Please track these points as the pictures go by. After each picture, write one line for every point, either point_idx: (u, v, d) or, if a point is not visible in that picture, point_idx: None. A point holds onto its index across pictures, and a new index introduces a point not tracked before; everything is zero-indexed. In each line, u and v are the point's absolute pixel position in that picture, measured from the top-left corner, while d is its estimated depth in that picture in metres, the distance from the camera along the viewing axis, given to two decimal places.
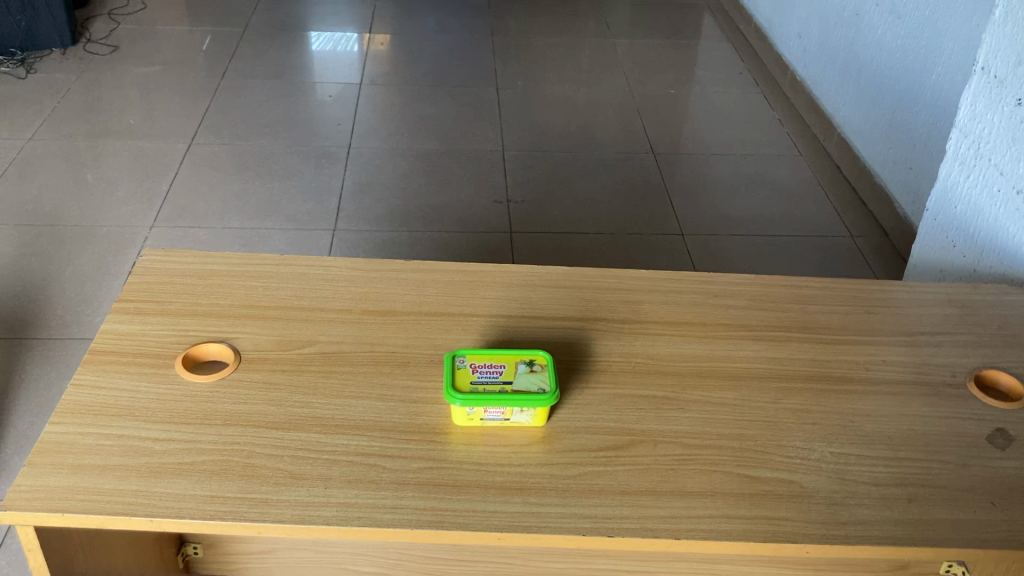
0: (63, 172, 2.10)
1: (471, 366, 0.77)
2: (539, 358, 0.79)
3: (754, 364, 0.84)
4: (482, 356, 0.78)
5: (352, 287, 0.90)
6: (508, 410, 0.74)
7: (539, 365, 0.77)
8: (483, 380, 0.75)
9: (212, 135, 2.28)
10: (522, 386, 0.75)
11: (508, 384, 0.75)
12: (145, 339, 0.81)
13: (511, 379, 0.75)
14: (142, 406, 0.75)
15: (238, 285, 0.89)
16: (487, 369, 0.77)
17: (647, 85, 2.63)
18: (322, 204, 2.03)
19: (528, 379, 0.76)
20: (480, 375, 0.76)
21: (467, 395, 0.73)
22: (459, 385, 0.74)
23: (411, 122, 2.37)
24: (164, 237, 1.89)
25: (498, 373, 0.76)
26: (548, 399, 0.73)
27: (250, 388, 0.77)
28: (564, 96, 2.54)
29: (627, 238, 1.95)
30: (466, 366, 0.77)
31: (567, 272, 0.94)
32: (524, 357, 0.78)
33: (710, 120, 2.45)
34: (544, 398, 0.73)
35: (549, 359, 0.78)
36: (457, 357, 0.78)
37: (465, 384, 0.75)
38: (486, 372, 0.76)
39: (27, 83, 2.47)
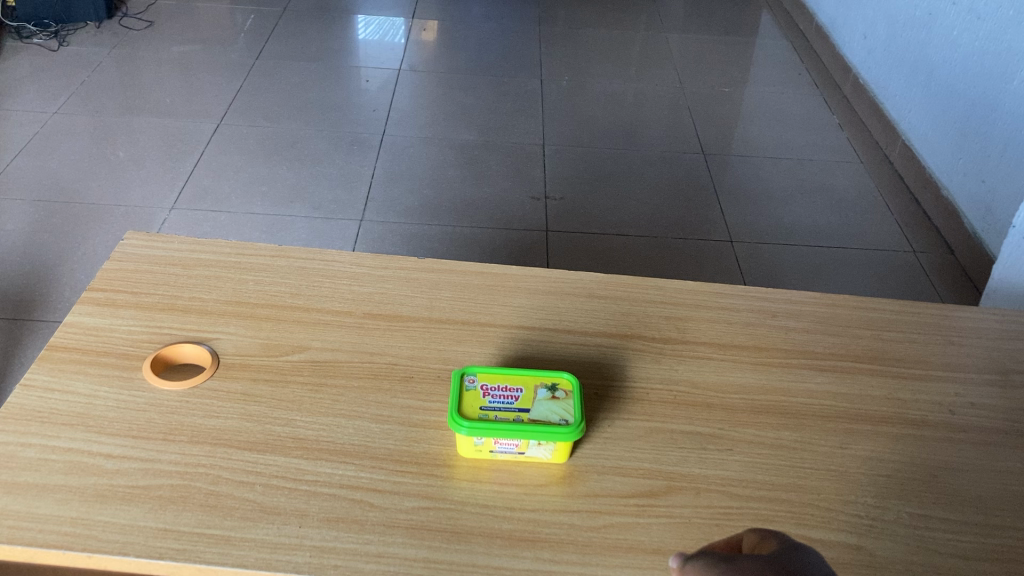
0: (85, 148, 2.02)
1: (482, 388, 0.65)
2: (563, 380, 0.66)
3: (817, 400, 0.71)
4: (496, 375, 0.66)
5: (354, 286, 0.79)
6: (522, 442, 0.62)
7: (563, 389, 0.65)
8: (495, 406, 0.63)
9: (242, 116, 2.19)
10: (541, 417, 0.63)
11: (524, 413, 0.63)
12: (113, 336, 0.71)
13: (527, 407, 0.63)
14: (97, 416, 0.64)
15: (226, 277, 0.78)
16: (499, 392, 0.64)
17: (699, 82, 2.49)
18: (351, 191, 1.93)
19: (548, 407, 0.63)
20: (491, 399, 0.64)
21: (474, 423, 0.61)
22: (466, 411, 0.62)
23: (450, 111, 2.26)
24: (184, 221, 1.80)
25: (513, 398, 0.64)
26: (572, 433, 0.61)
27: (225, 401, 0.66)
28: (611, 90, 2.41)
29: (670, 242, 1.82)
30: (476, 387, 0.65)
31: (603, 279, 0.82)
32: (545, 380, 0.66)
33: (764, 121, 2.31)
34: (566, 432, 0.61)
35: (575, 384, 0.66)
36: (467, 375, 0.66)
37: (472, 409, 0.63)
38: (499, 396, 0.64)
39: (59, 56, 2.40)
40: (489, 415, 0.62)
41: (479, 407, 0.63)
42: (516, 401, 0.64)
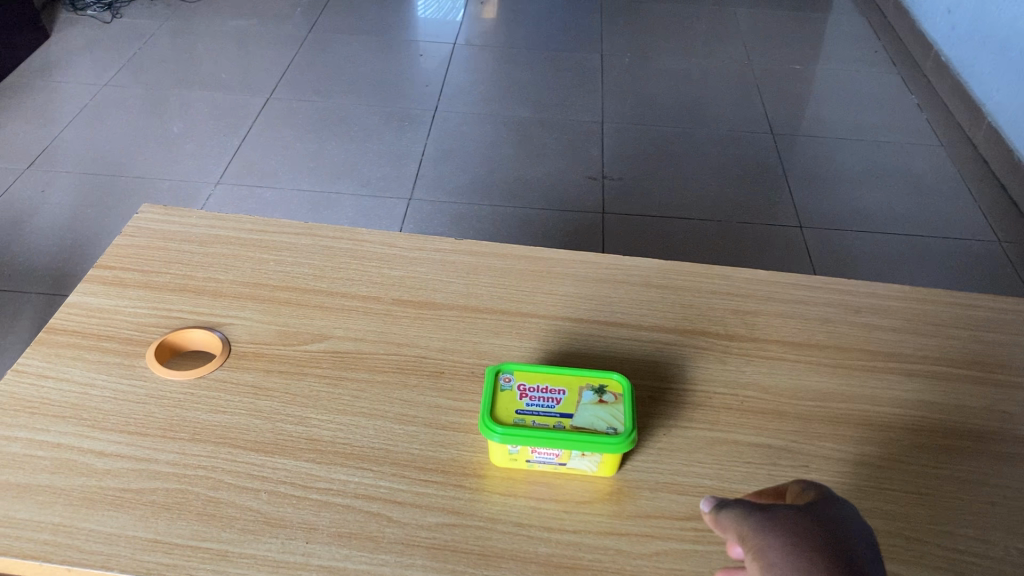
0: (133, 121, 1.99)
1: (519, 389, 0.57)
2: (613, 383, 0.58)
3: (906, 410, 0.61)
4: (536, 374, 0.58)
5: (384, 269, 0.71)
6: (564, 452, 0.54)
7: (612, 393, 0.57)
8: (533, 410, 0.55)
9: (292, 90, 2.13)
10: (586, 424, 0.54)
11: (566, 419, 0.55)
12: (117, 318, 0.64)
13: (571, 413, 0.55)
14: (92, 408, 0.58)
15: (245, 256, 0.71)
16: (538, 394, 0.56)
17: (768, 59, 2.36)
18: (400, 169, 1.86)
19: (594, 413, 0.55)
20: (529, 402, 0.56)
21: (508, 429, 0.53)
22: (500, 415, 0.55)
23: (506, 87, 2.18)
24: (230, 196, 1.76)
25: (555, 401, 0.56)
26: (623, 444, 0.53)
27: (234, 394, 0.60)
28: (674, 67, 2.30)
29: (735, 227, 1.72)
30: (512, 387, 0.57)
31: (661, 266, 0.73)
32: (592, 382, 0.58)
33: (837, 101, 2.18)
34: (614, 442, 0.53)
35: (626, 387, 0.57)
36: (503, 374, 0.58)
37: (506, 413, 0.55)
38: (538, 398, 0.56)
39: (112, 28, 2.37)
40: (525, 421, 0.54)
41: (514, 410, 0.55)
42: (557, 405, 0.55)
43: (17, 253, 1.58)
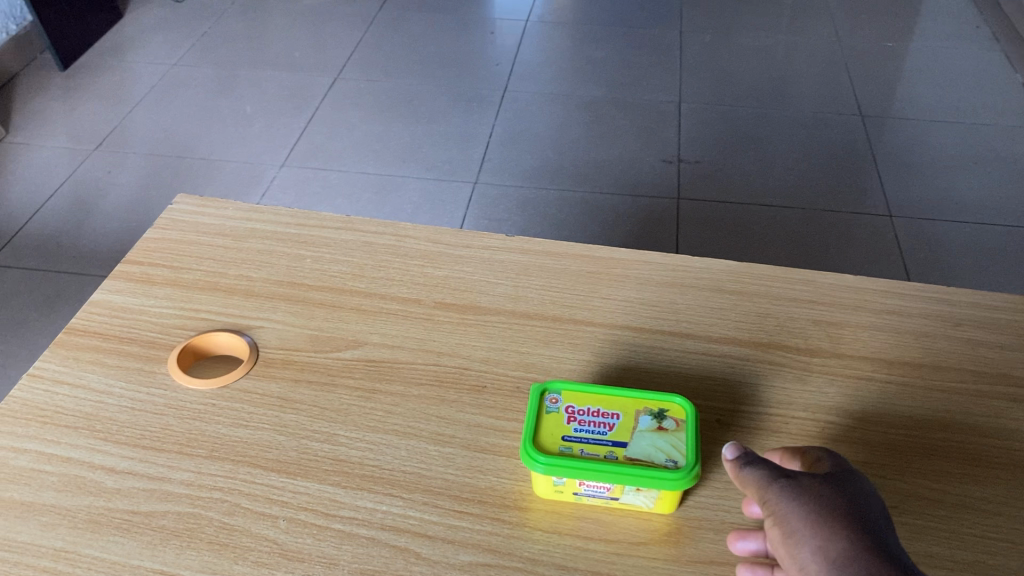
0: (201, 101, 1.97)
1: (567, 411, 0.50)
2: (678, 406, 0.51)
3: (1017, 442, 0.53)
4: (586, 395, 0.52)
5: (427, 268, 0.66)
6: (616, 488, 0.47)
7: (674, 418, 0.50)
8: (582, 436, 0.49)
9: (360, 69, 2.09)
10: (642, 456, 0.48)
11: (619, 449, 0.48)
12: (142, 319, 0.60)
13: (625, 442, 0.49)
14: (106, 419, 0.53)
15: (280, 252, 0.67)
16: (588, 418, 0.50)
17: (859, 35, 2.23)
18: (466, 151, 1.80)
19: (652, 442, 0.49)
20: (578, 427, 0.50)
21: (552, 459, 0.47)
22: (544, 443, 0.49)
23: (579, 65, 2.10)
24: (294, 179, 1.73)
25: (607, 428, 0.50)
26: (684, 482, 0.46)
27: (258, 406, 0.55)
28: (757, 44, 2.19)
29: (818, 215, 1.62)
30: (559, 409, 0.51)
31: (734, 268, 0.66)
32: (651, 405, 0.51)
33: (933, 80, 2.04)
34: (673, 479, 0.46)
35: (689, 412, 0.50)
36: (550, 394, 0.52)
37: (551, 440, 0.49)
38: (588, 423, 0.50)
39: (184, 7, 2.37)
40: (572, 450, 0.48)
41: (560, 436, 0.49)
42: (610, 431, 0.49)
43: (85, 235, 1.59)
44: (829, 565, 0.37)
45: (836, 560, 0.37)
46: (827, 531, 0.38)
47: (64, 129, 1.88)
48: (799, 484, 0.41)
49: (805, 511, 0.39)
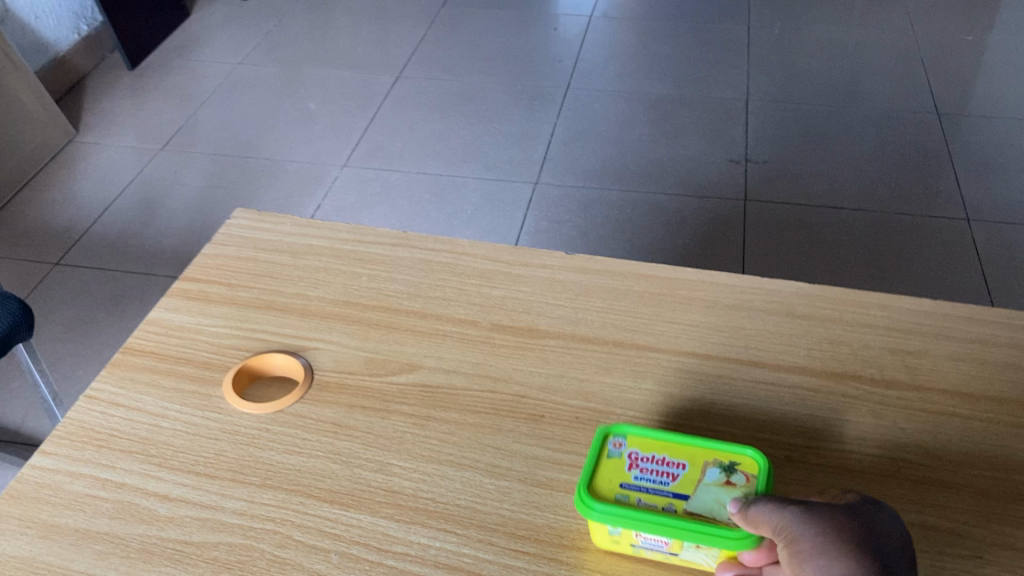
0: (267, 99, 1.99)
1: (630, 458, 0.48)
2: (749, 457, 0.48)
3: None
4: (651, 441, 0.50)
5: (483, 288, 0.64)
6: (674, 542, 0.45)
7: (744, 473, 0.47)
8: (641, 486, 0.47)
9: (423, 67, 2.08)
10: (704, 511, 0.45)
11: (682, 503, 0.46)
12: (197, 339, 0.60)
13: (688, 496, 0.46)
14: (161, 443, 0.53)
15: (337, 269, 0.66)
16: (650, 465, 0.48)
17: (936, 28, 2.15)
18: (527, 151, 1.78)
19: (715, 496, 0.46)
20: (638, 475, 0.47)
21: (607, 509, 0.45)
22: (603, 491, 0.47)
23: (644, 61, 2.06)
24: (355, 179, 1.73)
25: (670, 478, 0.47)
26: (746, 542, 0.43)
27: (311, 432, 0.54)
28: (829, 38, 2.12)
29: (892, 218, 1.56)
30: (620, 454, 0.49)
31: (805, 291, 0.63)
32: (721, 456, 0.48)
33: (1016, 75, 1.95)
34: (734, 538, 0.44)
35: (761, 466, 0.47)
36: (614, 438, 0.50)
37: (606, 488, 0.47)
38: (650, 472, 0.48)
39: (250, 5, 2.39)
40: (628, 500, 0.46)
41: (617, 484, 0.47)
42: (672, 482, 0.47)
43: (149, 236, 1.61)
44: None
45: None
46: (836, 556, 0.39)
47: (131, 128, 1.91)
48: (813, 507, 0.42)
49: (813, 535, 0.40)
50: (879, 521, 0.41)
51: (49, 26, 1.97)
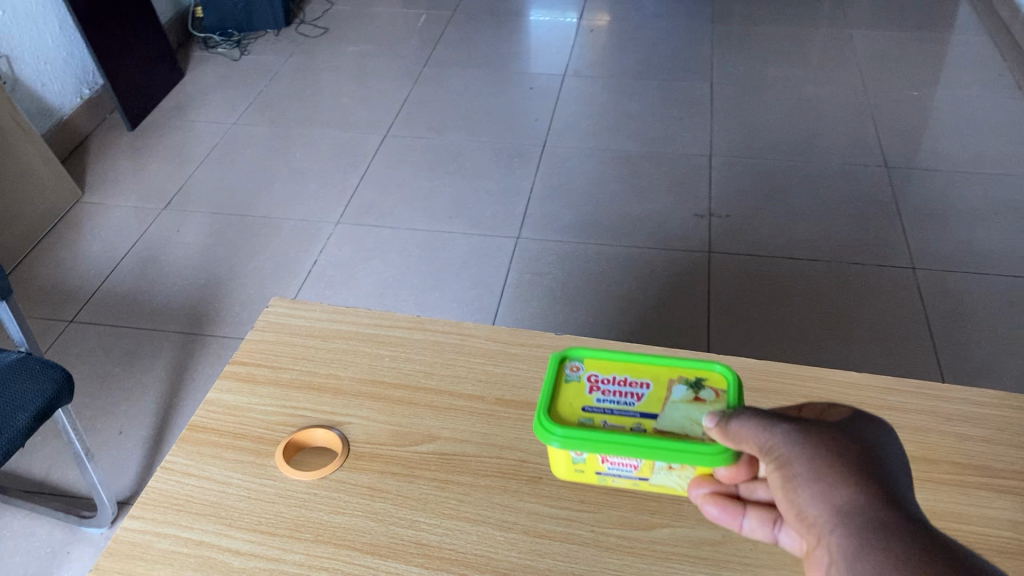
0: (262, 158, 2.11)
1: (591, 384, 0.65)
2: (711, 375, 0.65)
3: (994, 531, 0.62)
4: (607, 371, 0.67)
5: (488, 365, 0.76)
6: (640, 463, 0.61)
7: (703, 393, 0.64)
8: (601, 406, 0.63)
9: (408, 125, 2.22)
10: (665, 426, 0.61)
11: (638, 418, 0.62)
12: (250, 417, 0.72)
13: (643, 411, 0.63)
14: (229, 506, 0.65)
15: (362, 352, 0.78)
16: (611, 389, 0.65)
17: (885, 84, 2.32)
18: (509, 207, 1.91)
19: (676, 412, 0.62)
20: (599, 397, 0.64)
21: (567, 431, 0.61)
22: (566, 411, 0.63)
23: (615, 118, 2.21)
24: (348, 236, 1.85)
25: (625, 398, 0.64)
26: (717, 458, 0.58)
27: (351, 495, 0.66)
28: (787, 95, 2.28)
29: (845, 267, 1.71)
30: (581, 379, 0.66)
31: (754, 367, 0.76)
32: (680, 379, 0.65)
33: (958, 130, 2.11)
34: (692, 451, 0.58)
35: (724, 385, 0.64)
36: (575, 368, 0.67)
37: (571, 410, 0.63)
38: (608, 394, 0.64)
39: (242, 65, 2.52)
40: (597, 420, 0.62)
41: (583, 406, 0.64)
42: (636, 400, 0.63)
43: (157, 293, 1.72)
44: (830, 507, 0.47)
45: (837, 504, 0.47)
46: (828, 480, 0.48)
47: (133, 188, 2.02)
48: (809, 436, 0.50)
49: (800, 456, 0.49)
50: (847, 433, 0.51)
51: (54, 92, 2.08)
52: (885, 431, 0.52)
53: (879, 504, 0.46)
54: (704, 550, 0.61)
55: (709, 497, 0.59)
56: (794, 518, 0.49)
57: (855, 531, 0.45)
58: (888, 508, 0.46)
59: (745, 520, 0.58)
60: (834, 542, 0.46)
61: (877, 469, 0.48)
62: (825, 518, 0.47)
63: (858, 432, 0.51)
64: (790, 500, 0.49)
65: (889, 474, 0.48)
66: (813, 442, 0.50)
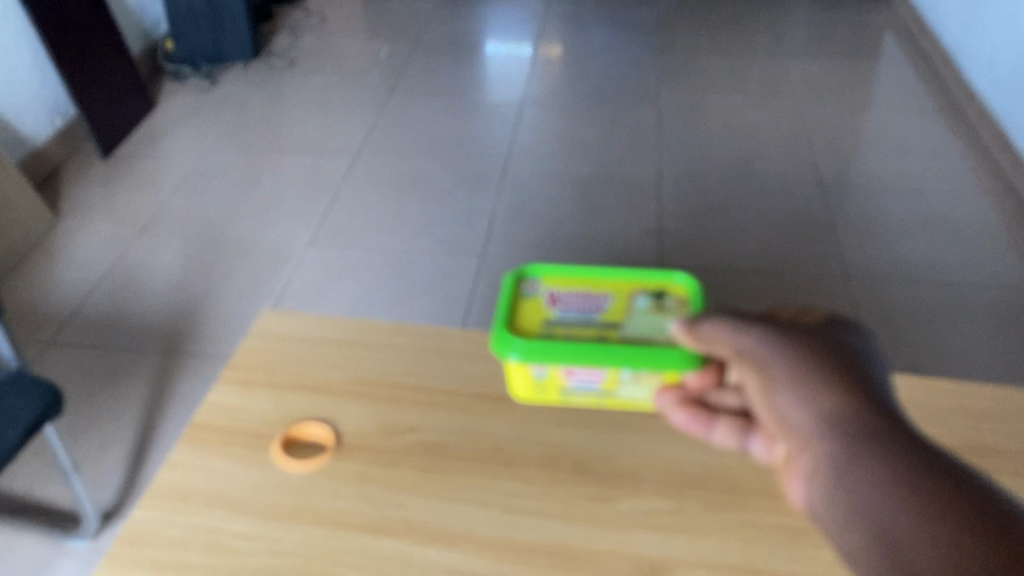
0: (233, 185, 2.17)
1: (551, 298, 0.75)
2: (671, 287, 0.77)
3: None
4: (566, 288, 0.77)
5: (465, 364, 0.84)
6: (603, 374, 0.71)
7: (661, 302, 0.74)
8: (560, 320, 0.73)
9: (375, 152, 2.29)
10: (628, 335, 0.71)
11: (596, 329, 0.72)
12: (248, 415, 0.78)
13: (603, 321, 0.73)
14: (233, 494, 0.71)
15: (348, 355, 0.85)
16: (571, 303, 0.75)
17: (829, 107, 2.44)
18: (475, 227, 1.99)
19: (638, 322, 0.72)
20: (558, 311, 0.74)
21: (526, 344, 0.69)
22: (528, 326, 0.72)
23: (574, 142, 2.31)
24: (320, 258, 1.91)
25: (582, 309, 0.74)
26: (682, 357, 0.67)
27: (344, 481, 0.72)
28: (737, 118, 2.40)
29: (792, 278, 1.80)
30: (539, 295, 0.76)
31: None
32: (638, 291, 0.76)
33: (897, 148, 2.24)
34: (646, 355, 0.67)
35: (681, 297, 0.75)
36: (535, 285, 0.77)
37: (532, 325, 0.72)
38: (566, 308, 0.74)
39: (210, 95, 2.58)
40: (556, 334, 0.72)
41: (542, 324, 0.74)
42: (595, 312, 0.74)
43: (135, 314, 1.77)
44: (808, 411, 0.50)
45: (816, 409, 0.50)
46: (808, 386, 0.51)
47: (106, 214, 2.07)
48: (792, 347, 0.54)
49: (780, 362, 0.53)
50: (820, 337, 0.55)
51: (27, 122, 2.13)
52: (854, 334, 0.57)
53: (858, 407, 0.49)
54: (660, 519, 0.68)
55: (677, 405, 0.65)
56: (772, 420, 0.53)
57: (833, 430, 0.48)
58: (861, 403, 0.49)
59: (713, 428, 0.63)
60: (810, 438, 0.49)
61: (856, 371, 0.51)
62: (801, 418, 0.50)
63: (829, 336, 0.55)
64: (769, 402, 0.53)
65: (861, 371, 0.52)
66: (788, 349, 0.54)
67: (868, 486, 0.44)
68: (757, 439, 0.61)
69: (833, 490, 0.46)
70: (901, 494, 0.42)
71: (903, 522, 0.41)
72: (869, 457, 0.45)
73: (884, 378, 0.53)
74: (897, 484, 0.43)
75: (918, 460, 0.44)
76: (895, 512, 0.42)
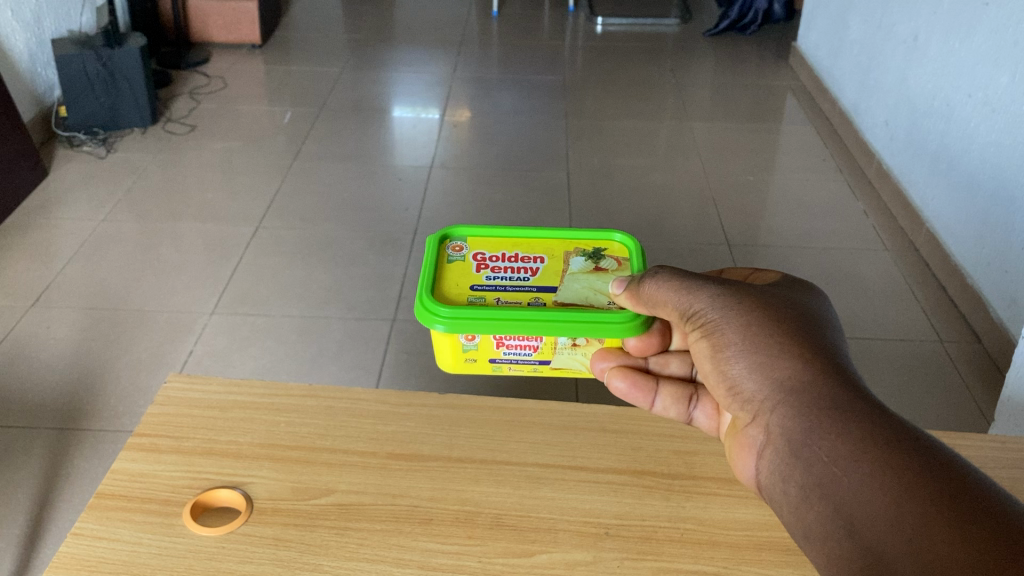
0: (132, 254, 2.12)
1: (485, 265, 0.81)
2: (612, 247, 0.84)
3: None
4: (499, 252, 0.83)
5: (378, 424, 0.83)
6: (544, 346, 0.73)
7: (607, 261, 0.81)
8: (496, 288, 0.78)
9: (280, 218, 2.28)
10: (568, 300, 0.76)
11: (532, 298, 0.76)
12: (155, 483, 0.76)
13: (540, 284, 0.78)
14: (141, 563, 0.69)
15: (260, 420, 0.84)
16: (503, 268, 0.81)
17: (723, 171, 2.54)
18: (383, 292, 1.99)
19: (578, 288, 0.77)
20: (490, 276, 0.80)
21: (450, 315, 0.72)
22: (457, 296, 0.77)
23: (480, 207, 2.34)
24: (224, 326, 1.88)
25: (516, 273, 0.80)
26: (625, 326, 0.71)
27: (257, 545, 0.70)
28: (637, 182, 2.48)
29: None
30: (468, 257, 0.83)
31: (616, 414, 0.84)
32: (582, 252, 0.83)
33: (790, 210, 2.33)
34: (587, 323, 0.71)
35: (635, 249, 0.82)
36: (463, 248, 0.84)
37: (461, 293, 0.77)
38: (501, 274, 0.80)
39: (107, 163, 2.53)
40: (489, 298, 0.77)
41: (474, 285, 0.79)
42: (528, 276, 0.79)
43: (28, 388, 1.70)
44: (763, 378, 0.55)
45: (771, 375, 0.55)
46: (767, 353, 0.56)
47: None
48: (748, 314, 0.58)
49: (734, 329, 0.58)
50: (772, 298, 0.60)
51: None
52: (811, 298, 0.61)
53: (811, 371, 0.53)
54: (579, 569, 0.68)
55: (617, 377, 0.70)
56: (732, 386, 0.58)
57: (788, 400, 0.52)
58: (813, 365, 0.54)
59: (656, 399, 0.70)
60: (767, 405, 0.54)
61: (811, 337, 0.56)
62: (755, 386, 0.56)
63: (782, 298, 0.60)
64: (721, 367, 0.58)
65: (815, 333, 0.57)
66: (740, 315, 0.59)
67: (826, 458, 0.48)
68: (701, 410, 0.68)
69: (786, 454, 0.51)
70: (843, 453, 0.47)
71: (857, 492, 0.45)
72: (825, 428, 0.49)
73: (837, 338, 0.57)
74: (853, 457, 0.47)
75: (863, 421, 0.48)
76: (852, 479, 0.46)
